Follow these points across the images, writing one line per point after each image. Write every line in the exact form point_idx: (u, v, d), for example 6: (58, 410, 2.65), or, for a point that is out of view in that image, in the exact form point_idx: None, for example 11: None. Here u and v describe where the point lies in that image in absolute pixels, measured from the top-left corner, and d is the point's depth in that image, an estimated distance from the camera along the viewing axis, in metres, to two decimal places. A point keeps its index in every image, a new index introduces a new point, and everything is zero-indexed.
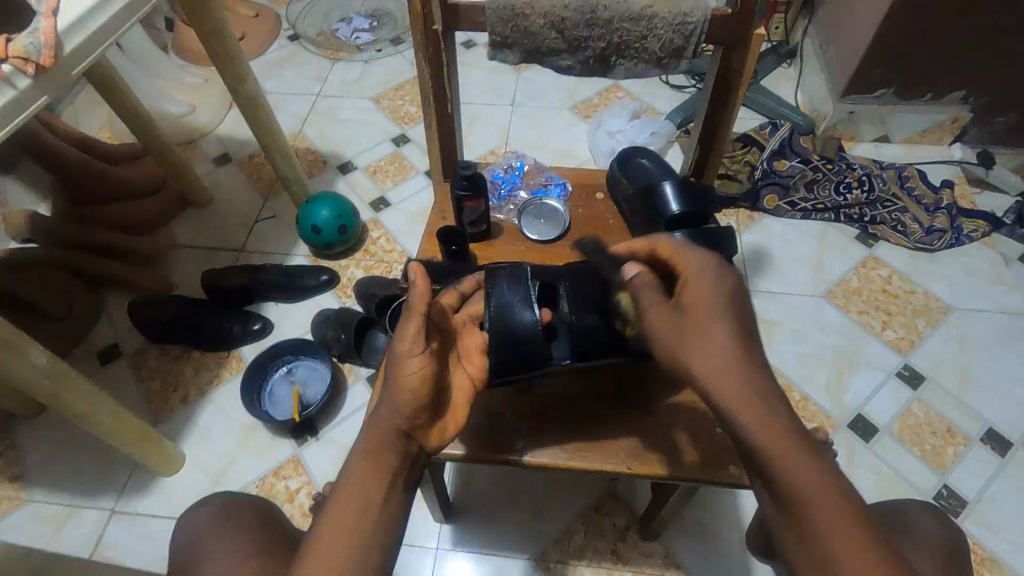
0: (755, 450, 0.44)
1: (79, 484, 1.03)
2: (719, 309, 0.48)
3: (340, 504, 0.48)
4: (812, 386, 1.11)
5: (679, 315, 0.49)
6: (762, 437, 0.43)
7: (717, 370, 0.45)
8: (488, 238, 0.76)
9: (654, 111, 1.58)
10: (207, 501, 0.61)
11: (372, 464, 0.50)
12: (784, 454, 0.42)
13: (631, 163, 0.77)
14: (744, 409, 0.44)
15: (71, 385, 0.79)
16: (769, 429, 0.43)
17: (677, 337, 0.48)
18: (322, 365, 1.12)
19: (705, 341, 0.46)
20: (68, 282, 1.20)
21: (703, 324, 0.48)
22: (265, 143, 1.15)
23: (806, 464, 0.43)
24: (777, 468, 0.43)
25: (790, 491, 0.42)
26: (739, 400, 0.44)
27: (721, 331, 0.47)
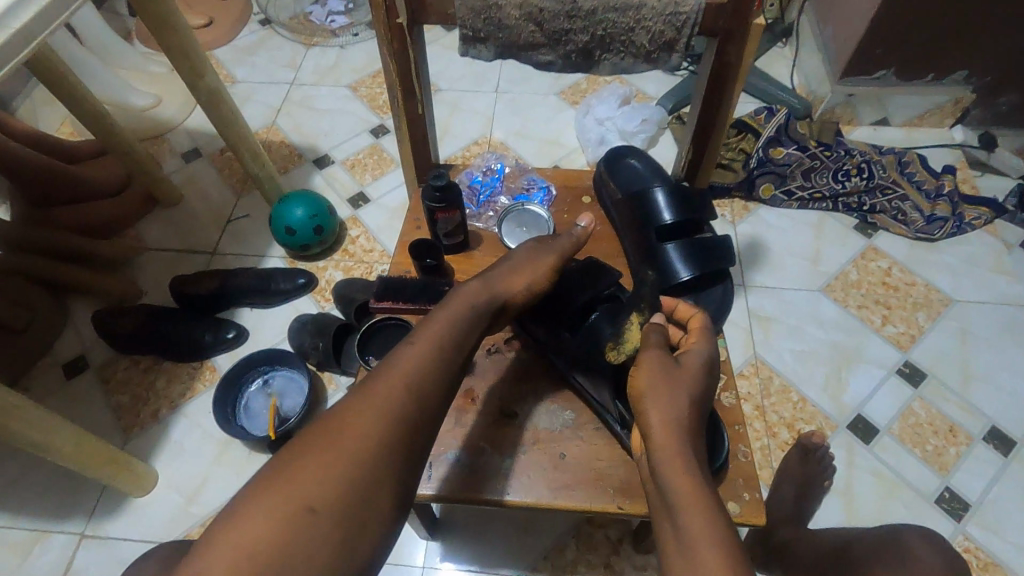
0: (669, 497, 0.46)
1: (45, 507, 0.98)
2: (692, 371, 0.53)
3: (348, 423, 0.47)
4: (810, 386, 1.08)
5: (668, 361, 0.53)
6: (677, 489, 0.46)
7: (667, 416, 0.49)
8: (467, 248, 0.70)
9: (644, 96, 1.51)
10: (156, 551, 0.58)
11: (396, 398, 0.49)
12: (691, 509, 0.44)
13: (619, 165, 0.72)
14: (670, 456, 0.47)
15: (22, 414, 0.73)
16: (689, 485, 0.45)
17: (653, 376, 0.52)
18: (299, 376, 1.06)
19: (670, 389, 0.51)
20: (28, 292, 1.14)
21: (679, 376, 0.52)
22: (232, 140, 1.08)
23: (712, 524, 0.44)
24: (684, 518, 0.44)
25: (689, 545, 0.43)
26: (669, 452, 0.48)
27: (681, 387, 0.51)
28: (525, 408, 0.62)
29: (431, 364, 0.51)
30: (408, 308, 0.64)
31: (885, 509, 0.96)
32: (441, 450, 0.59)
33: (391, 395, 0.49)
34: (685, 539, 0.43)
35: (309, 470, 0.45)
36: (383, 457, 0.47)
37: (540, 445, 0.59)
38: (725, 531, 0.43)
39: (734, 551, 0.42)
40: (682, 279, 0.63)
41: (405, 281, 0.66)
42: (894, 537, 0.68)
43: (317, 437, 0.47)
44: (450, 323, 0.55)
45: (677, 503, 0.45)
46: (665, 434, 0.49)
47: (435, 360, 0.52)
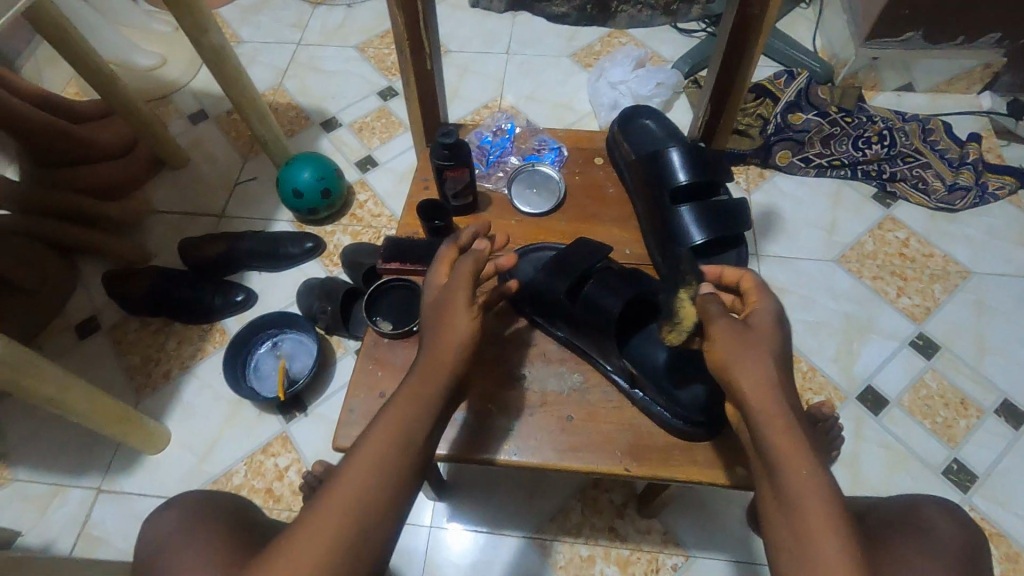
0: (768, 455, 0.45)
1: (63, 463, 1.00)
2: (770, 335, 0.50)
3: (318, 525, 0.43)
4: (820, 356, 1.07)
5: (744, 333, 0.49)
6: (778, 448, 0.45)
7: (755, 382, 0.47)
8: (476, 210, 0.69)
9: (659, 59, 1.46)
10: (175, 503, 0.61)
11: (366, 489, 0.45)
12: (794, 467, 0.44)
13: (633, 124, 0.70)
14: (770, 422, 0.46)
15: (33, 371, 0.74)
16: (787, 438, 0.45)
17: (730, 351, 0.48)
18: (308, 339, 1.07)
19: (752, 357, 0.48)
20: (39, 252, 1.15)
21: (754, 342, 0.49)
22: (238, 100, 1.06)
23: (818, 478, 0.44)
24: (784, 477, 0.44)
25: (793, 502, 0.43)
26: (765, 409, 0.46)
27: (763, 349, 0.48)
28: (533, 371, 0.61)
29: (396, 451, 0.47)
30: (416, 270, 0.64)
31: (891, 478, 0.96)
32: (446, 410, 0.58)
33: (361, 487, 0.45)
34: (791, 496, 0.44)
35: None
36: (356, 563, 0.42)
37: (547, 407, 0.58)
38: (825, 482, 0.44)
39: (837, 502, 0.43)
40: (696, 242, 0.61)
41: (412, 243, 0.65)
42: (911, 507, 0.62)
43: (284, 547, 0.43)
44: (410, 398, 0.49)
45: (780, 463, 0.44)
46: (759, 397, 0.46)
47: (398, 444, 0.47)
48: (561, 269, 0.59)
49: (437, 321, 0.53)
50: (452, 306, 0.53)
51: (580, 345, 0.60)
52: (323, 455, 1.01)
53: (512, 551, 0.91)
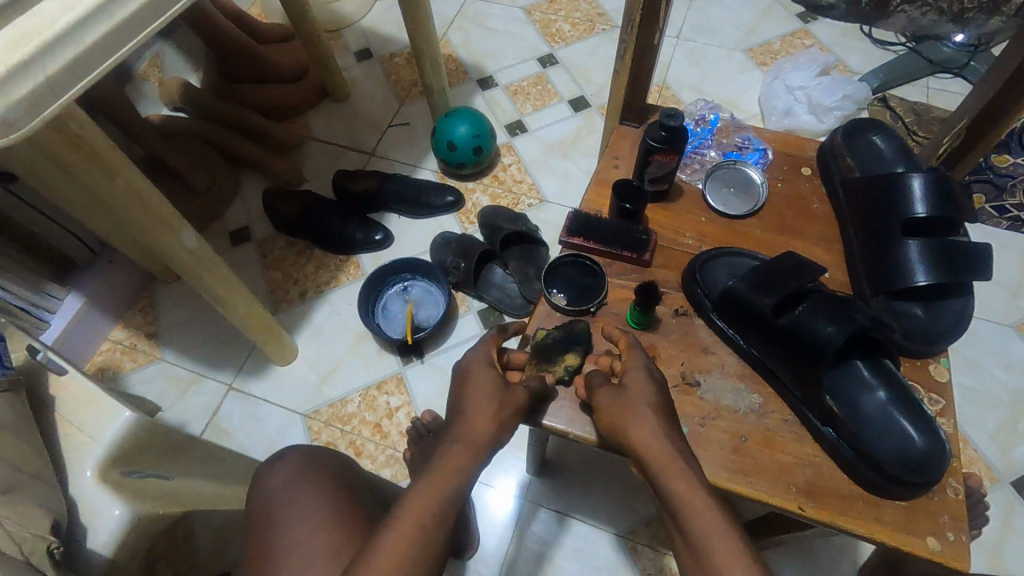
0: (670, 502, 0.46)
1: (204, 355, 1.09)
2: (651, 390, 0.51)
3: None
4: (978, 430, 0.96)
5: (619, 391, 0.51)
6: (676, 493, 0.45)
7: (641, 431, 0.48)
8: (666, 199, 0.65)
9: (846, 69, 1.34)
10: (283, 454, 0.65)
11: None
12: (694, 506, 0.44)
13: (860, 137, 0.64)
14: (663, 465, 0.47)
15: (213, 270, 0.80)
16: (683, 481, 0.46)
17: (612, 411, 0.50)
18: (438, 291, 1.09)
19: (637, 412, 0.49)
20: (212, 158, 1.23)
21: (634, 400, 0.50)
22: (419, 44, 1.07)
23: (719, 519, 0.44)
24: (688, 520, 0.44)
25: (704, 548, 0.43)
26: (658, 458, 0.47)
27: (642, 402, 0.50)
28: (709, 380, 0.55)
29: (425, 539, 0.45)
30: (598, 250, 0.62)
31: None
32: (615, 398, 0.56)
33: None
34: (699, 544, 0.43)
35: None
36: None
37: (721, 422, 0.53)
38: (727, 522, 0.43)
39: (738, 537, 0.43)
40: (918, 283, 0.55)
41: (599, 221, 0.63)
42: None
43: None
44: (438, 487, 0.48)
45: (681, 505, 0.45)
46: (651, 444, 0.48)
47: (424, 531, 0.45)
48: (766, 283, 0.53)
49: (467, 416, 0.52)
50: (493, 397, 0.52)
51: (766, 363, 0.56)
52: (432, 404, 1.03)
53: (601, 547, 0.90)
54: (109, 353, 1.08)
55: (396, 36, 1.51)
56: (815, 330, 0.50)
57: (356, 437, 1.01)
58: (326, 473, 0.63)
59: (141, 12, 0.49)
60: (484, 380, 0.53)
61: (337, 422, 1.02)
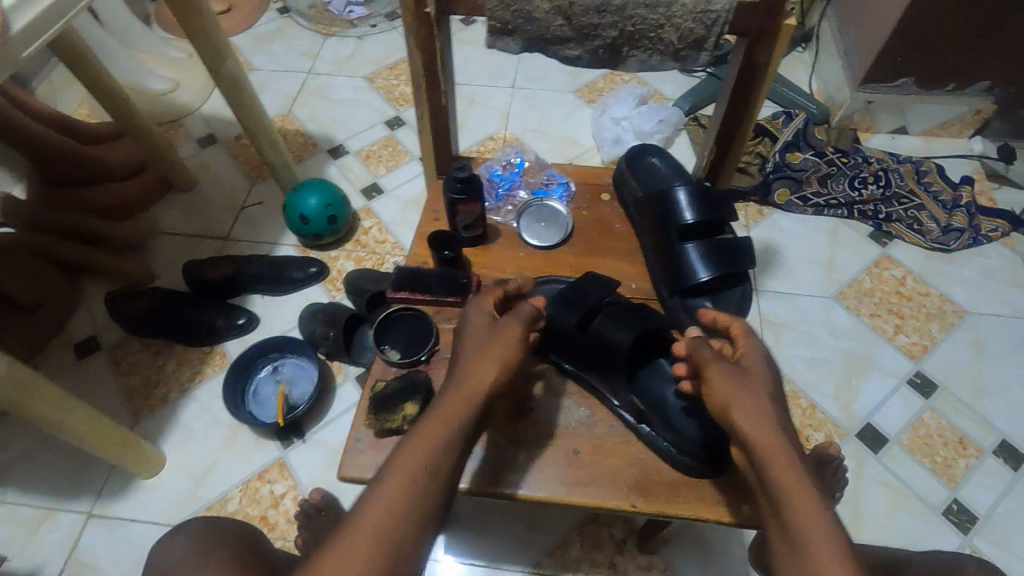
0: (775, 496, 0.47)
1: (54, 485, 0.98)
2: (762, 374, 0.53)
3: (357, 535, 0.45)
4: (820, 393, 1.07)
5: (739, 373, 0.52)
6: (783, 487, 0.47)
7: (754, 420, 0.49)
8: (486, 242, 0.70)
9: (661, 97, 1.50)
10: (183, 530, 0.66)
11: (401, 499, 0.47)
12: (800, 501, 0.46)
13: (640, 161, 0.72)
14: (773, 458, 0.48)
15: (36, 392, 0.73)
16: (788, 474, 0.47)
17: (729, 390, 0.51)
18: (309, 364, 1.07)
19: (754, 395, 0.51)
20: (44, 269, 1.14)
21: (753, 386, 0.52)
22: (250, 126, 1.08)
23: (819, 509, 0.46)
24: (794, 516, 0.46)
25: (801, 539, 0.45)
26: (769, 453, 0.48)
27: (760, 389, 0.51)
28: (540, 404, 0.61)
29: (428, 466, 0.49)
30: (424, 299, 0.65)
31: (892, 519, 0.96)
32: None
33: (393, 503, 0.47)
34: (800, 535, 0.45)
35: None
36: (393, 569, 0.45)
37: (555, 441, 0.59)
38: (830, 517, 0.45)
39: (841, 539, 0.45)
40: (701, 280, 0.63)
41: (422, 273, 0.66)
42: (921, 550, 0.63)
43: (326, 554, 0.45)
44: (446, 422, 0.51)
45: (784, 497, 0.47)
46: (761, 437, 0.48)
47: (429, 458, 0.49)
48: (574, 303, 0.61)
49: (474, 350, 0.55)
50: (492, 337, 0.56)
51: (588, 378, 0.61)
52: (321, 482, 1.00)
53: None
54: None
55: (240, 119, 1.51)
56: (613, 338, 0.58)
57: None
58: (225, 546, 0.63)
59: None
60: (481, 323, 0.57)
61: None
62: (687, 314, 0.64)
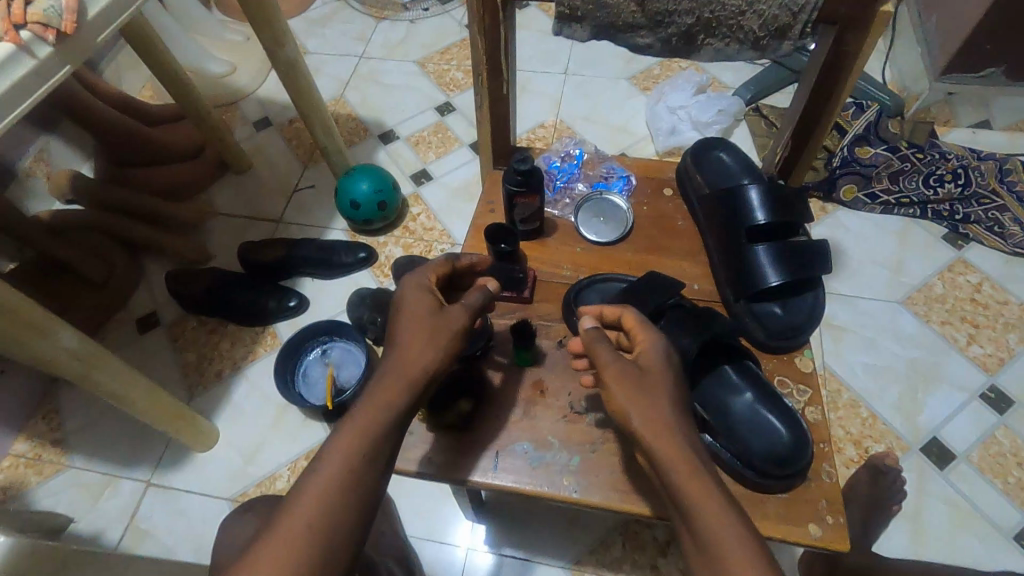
0: (683, 503, 0.45)
1: (116, 453, 1.03)
2: (661, 375, 0.51)
3: (290, 527, 0.45)
4: (883, 403, 1.02)
5: (640, 376, 0.50)
6: (686, 493, 0.45)
7: (655, 425, 0.48)
8: (541, 235, 0.69)
9: (720, 85, 1.44)
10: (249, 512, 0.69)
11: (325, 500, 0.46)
12: (707, 505, 0.45)
13: (707, 157, 0.69)
14: (674, 464, 0.46)
15: (102, 367, 0.76)
16: (693, 480, 0.45)
17: (625, 386, 0.50)
18: (357, 348, 1.08)
19: (652, 397, 0.49)
20: (109, 246, 1.19)
21: (650, 384, 0.50)
22: (305, 111, 1.08)
23: (728, 514, 0.44)
24: (702, 522, 0.44)
25: (715, 549, 0.43)
26: (670, 454, 0.47)
27: (660, 388, 0.50)
28: (594, 407, 0.60)
29: (363, 450, 0.48)
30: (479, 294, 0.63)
31: (958, 542, 0.90)
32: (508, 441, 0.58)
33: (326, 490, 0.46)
34: (710, 543, 0.44)
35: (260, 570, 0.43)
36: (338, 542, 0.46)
37: (609, 445, 0.58)
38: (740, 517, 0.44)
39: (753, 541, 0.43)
40: (771, 284, 0.59)
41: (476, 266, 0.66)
42: None
43: (263, 543, 0.45)
44: (385, 401, 0.51)
45: (690, 502, 0.45)
46: (666, 442, 0.47)
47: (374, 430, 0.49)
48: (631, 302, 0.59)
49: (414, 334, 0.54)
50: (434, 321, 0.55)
51: None
52: None
53: None
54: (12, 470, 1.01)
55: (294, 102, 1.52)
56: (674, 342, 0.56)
57: None
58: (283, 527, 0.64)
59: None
60: (419, 306, 0.56)
61: None
62: (754, 319, 0.60)
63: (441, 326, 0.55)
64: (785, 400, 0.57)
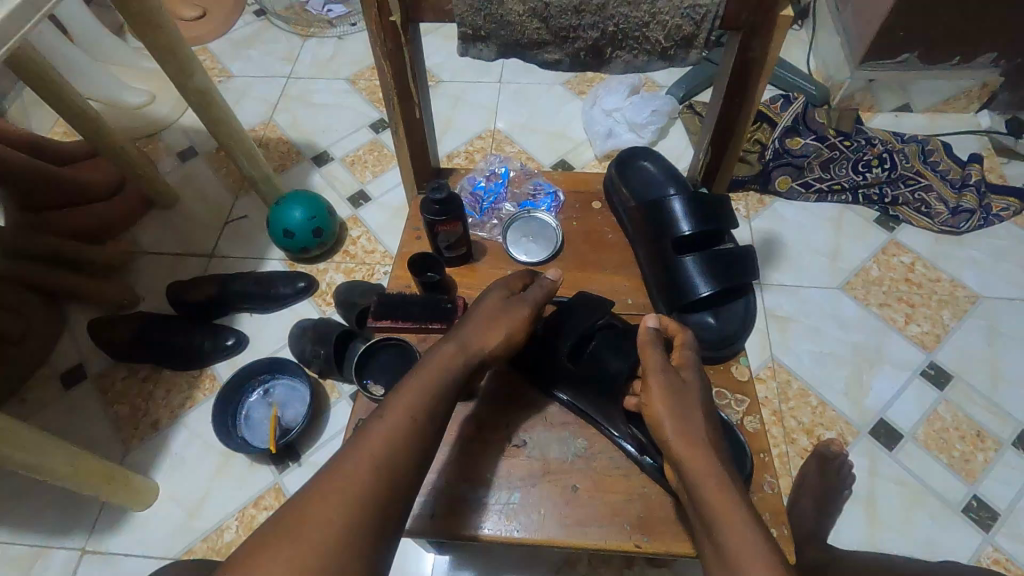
0: (707, 515, 0.44)
1: (45, 521, 0.96)
2: (697, 390, 0.51)
3: (359, 462, 0.44)
4: (830, 389, 1.03)
5: (677, 386, 0.50)
6: (713, 507, 0.44)
7: (691, 436, 0.47)
8: (472, 259, 0.66)
9: (653, 85, 1.45)
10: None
11: (395, 444, 0.45)
12: (732, 522, 0.43)
13: (631, 167, 0.68)
14: (702, 475, 0.46)
15: (10, 436, 0.70)
16: (720, 494, 0.44)
17: (665, 392, 0.50)
18: (300, 384, 1.03)
19: (688, 408, 0.49)
20: (24, 298, 1.11)
21: (688, 396, 0.50)
22: (225, 141, 1.03)
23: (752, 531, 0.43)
24: (724, 536, 0.42)
25: (736, 566, 0.41)
26: (699, 468, 0.46)
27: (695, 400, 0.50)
28: (534, 436, 0.59)
29: (433, 406, 0.49)
30: (408, 327, 0.61)
31: (910, 520, 0.92)
32: (445, 483, 0.55)
33: (378, 457, 0.44)
34: (732, 560, 0.41)
35: (308, 523, 0.40)
36: (381, 522, 0.43)
37: (552, 476, 0.56)
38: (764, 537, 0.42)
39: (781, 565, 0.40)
40: (701, 296, 0.58)
41: (404, 298, 0.62)
42: None
43: (330, 473, 0.43)
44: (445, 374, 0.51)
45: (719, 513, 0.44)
46: (702, 458, 0.46)
47: (424, 418, 0.48)
48: (561, 330, 0.59)
49: (486, 314, 0.56)
50: (504, 308, 0.57)
51: (586, 409, 0.58)
52: None
53: None
54: None
55: None
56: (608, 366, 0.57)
57: None
58: None
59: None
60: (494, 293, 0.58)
61: (214, 556, 0.93)
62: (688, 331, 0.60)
63: (508, 312, 0.56)
64: (725, 411, 0.57)
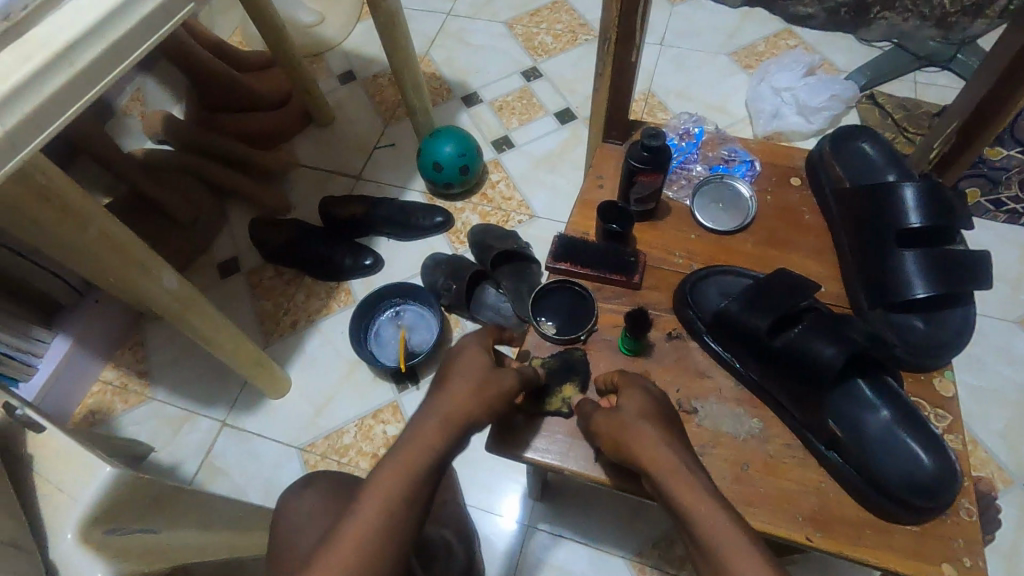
0: (707, 547, 0.44)
1: (196, 389, 1.07)
2: (644, 404, 0.53)
3: (340, 554, 0.45)
4: (985, 428, 0.94)
5: (612, 415, 0.53)
6: (712, 537, 0.44)
7: (656, 460, 0.49)
8: (654, 218, 0.67)
9: (832, 68, 1.33)
10: (312, 484, 0.64)
11: (377, 525, 0.46)
12: (737, 557, 0.42)
13: (848, 148, 0.64)
14: (699, 510, 0.46)
15: (198, 309, 0.77)
16: (721, 528, 0.44)
17: (611, 426, 0.52)
18: (430, 314, 1.07)
19: (630, 433, 0.51)
20: (196, 189, 1.21)
21: (631, 427, 0.51)
22: (399, 67, 1.06)
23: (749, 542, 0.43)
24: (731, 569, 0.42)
25: None
26: (689, 496, 0.46)
27: (642, 419, 0.52)
28: (707, 406, 0.57)
29: (413, 484, 0.49)
30: (587, 274, 0.64)
31: None
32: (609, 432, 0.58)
33: (359, 542, 0.45)
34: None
35: None
36: None
37: (722, 450, 0.55)
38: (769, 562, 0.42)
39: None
40: (918, 296, 0.55)
41: (585, 245, 0.66)
42: None
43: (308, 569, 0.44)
44: (425, 448, 0.51)
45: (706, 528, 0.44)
46: (675, 476, 0.48)
47: (405, 491, 0.48)
48: (760, 303, 0.55)
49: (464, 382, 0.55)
50: (485, 377, 0.55)
51: (771, 391, 0.56)
52: None
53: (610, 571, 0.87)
54: (100, 395, 1.06)
55: (379, 57, 1.50)
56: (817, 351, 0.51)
57: (354, 470, 0.99)
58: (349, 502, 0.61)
59: (92, 70, 0.48)
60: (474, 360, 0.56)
61: (334, 454, 1.01)
62: (891, 330, 0.57)
63: (493, 376, 0.55)
64: (926, 424, 0.54)
